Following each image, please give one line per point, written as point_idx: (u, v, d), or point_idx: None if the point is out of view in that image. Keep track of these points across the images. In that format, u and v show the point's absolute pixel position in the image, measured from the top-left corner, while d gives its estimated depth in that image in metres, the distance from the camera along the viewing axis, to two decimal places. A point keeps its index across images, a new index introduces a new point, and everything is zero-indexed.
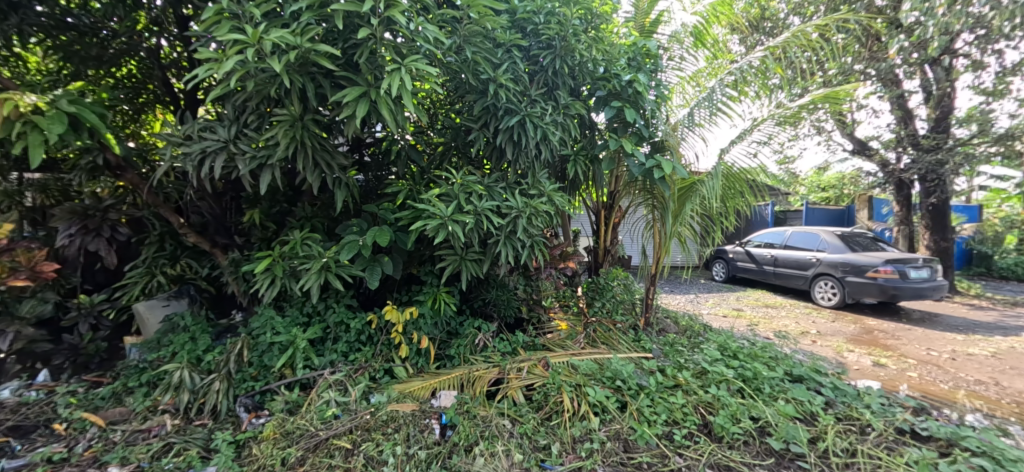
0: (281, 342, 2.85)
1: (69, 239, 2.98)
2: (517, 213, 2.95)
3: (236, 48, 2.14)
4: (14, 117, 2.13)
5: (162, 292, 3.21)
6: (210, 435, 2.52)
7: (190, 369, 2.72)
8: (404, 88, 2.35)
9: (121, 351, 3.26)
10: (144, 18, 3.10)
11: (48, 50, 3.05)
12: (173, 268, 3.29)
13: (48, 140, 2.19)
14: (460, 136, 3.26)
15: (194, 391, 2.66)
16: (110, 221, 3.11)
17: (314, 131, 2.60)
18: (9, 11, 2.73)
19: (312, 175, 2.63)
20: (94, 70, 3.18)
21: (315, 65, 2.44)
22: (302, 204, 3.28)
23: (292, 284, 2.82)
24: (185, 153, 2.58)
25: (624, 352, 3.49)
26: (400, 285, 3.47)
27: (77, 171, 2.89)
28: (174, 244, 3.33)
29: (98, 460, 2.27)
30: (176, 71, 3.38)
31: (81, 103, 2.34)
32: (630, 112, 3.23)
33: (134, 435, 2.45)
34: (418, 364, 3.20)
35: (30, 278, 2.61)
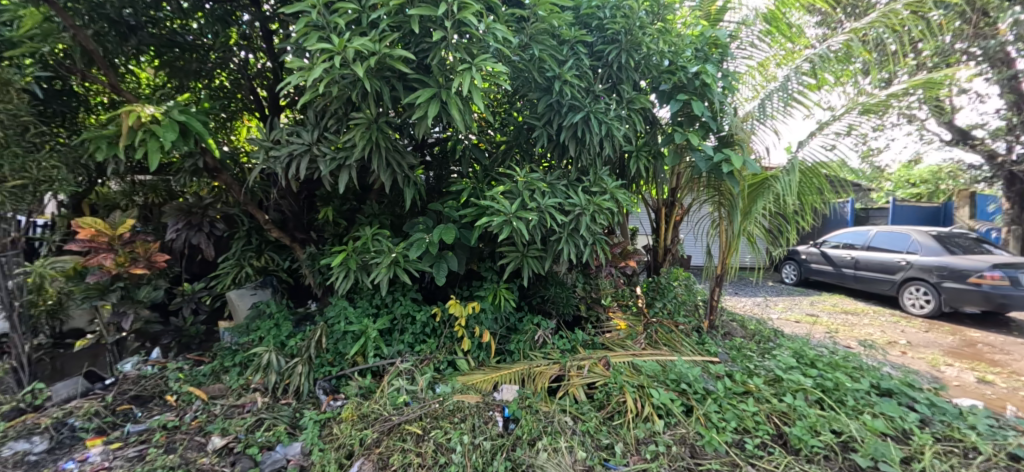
0: (354, 331, 3.03)
1: (177, 233, 3.34)
2: (580, 211, 2.95)
3: (323, 56, 2.31)
4: (137, 126, 2.42)
5: (249, 282, 3.51)
6: (294, 413, 2.74)
7: (276, 352, 2.95)
8: (474, 89, 2.44)
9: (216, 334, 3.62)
10: (235, 34, 3.43)
11: (156, 66, 3.41)
12: (258, 261, 3.57)
13: (164, 146, 2.47)
14: (522, 134, 3.29)
15: (280, 373, 2.90)
16: (209, 217, 3.45)
17: (387, 133, 2.75)
18: (128, 34, 3.09)
19: (385, 174, 2.80)
20: (194, 83, 3.51)
21: (389, 69, 2.56)
22: (371, 202, 3.46)
23: (364, 277, 2.99)
24: (274, 155, 2.82)
25: (689, 355, 3.37)
26: (461, 280, 3.57)
27: (182, 174, 3.21)
28: (260, 238, 3.63)
29: (203, 429, 2.55)
30: (261, 81, 3.65)
31: (189, 112, 2.62)
32: (698, 104, 3.11)
33: (230, 410, 2.71)
34: (480, 358, 3.28)
35: (148, 267, 2.99)
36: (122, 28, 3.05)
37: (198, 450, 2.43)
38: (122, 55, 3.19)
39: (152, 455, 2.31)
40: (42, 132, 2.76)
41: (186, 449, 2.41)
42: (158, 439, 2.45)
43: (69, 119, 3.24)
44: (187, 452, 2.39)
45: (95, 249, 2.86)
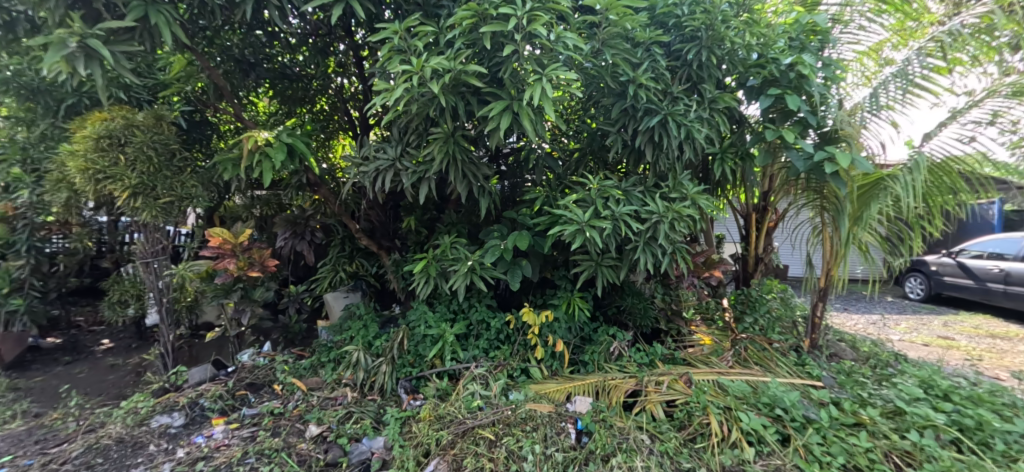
0: (433, 335, 3.17)
1: (285, 241, 3.79)
2: (658, 218, 2.82)
3: (404, 77, 2.47)
4: (254, 149, 2.79)
5: (343, 285, 3.84)
6: (379, 409, 2.94)
7: (364, 351, 3.19)
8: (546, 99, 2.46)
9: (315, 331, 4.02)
10: (333, 63, 3.79)
11: (271, 96, 3.91)
12: (350, 266, 3.87)
13: (274, 165, 2.82)
14: (596, 141, 3.24)
15: (367, 370, 3.13)
16: (310, 227, 3.84)
17: (463, 145, 2.87)
18: (249, 70, 3.57)
19: (461, 184, 2.92)
20: (300, 109, 3.97)
21: (465, 85, 2.67)
22: (449, 211, 3.62)
23: (443, 283, 3.13)
24: (363, 170, 3.07)
25: (785, 377, 3.04)
26: (535, 288, 3.59)
27: (290, 189, 3.62)
28: (352, 246, 3.95)
29: (302, 417, 2.82)
30: (354, 103, 3.99)
31: (295, 135, 2.97)
32: (793, 98, 2.83)
33: (325, 401, 2.98)
34: (553, 367, 3.26)
35: (262, 270, 3.39)
36: (244, 65, 3.53)
37: (299, 435, 2.68)
38: (245, 88, 3.70)
39: (262, 437, 2.60)
40: (186, 157, 3.27)
41: (288, 434, 2.67)
42: (267, 423, 2.75)
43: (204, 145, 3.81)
44: (289, 436, 2.66)
45: (223, 255, 3.33)
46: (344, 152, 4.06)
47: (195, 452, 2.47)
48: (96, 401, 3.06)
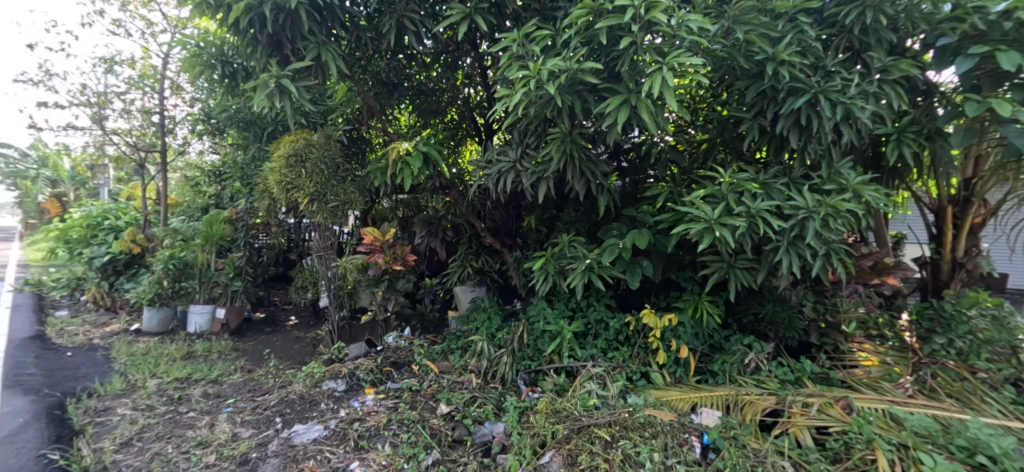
0: (551, 331, 3.26)
1: (423, 239, 4.25)
2: (807, 214, 2.41)
3: (521, 82, 2.52)
4: (397, 159, 3.18)
5: (470, 280, 4.10)
6: (500, 396, 3.08)
7: (487, 341, 3.40)
8: (668, 90, 2.27)
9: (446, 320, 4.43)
10: (461, 75, 4.08)
11: (410, 111, 4.39)
12: (476, 262, 4.15)
13: (413, 172, 3.17)
14: (728, 129, 2.92)
15: (490, 360, 3.32)
16: (443, 226, 4.25)
17: (581, 144, 2.83)
18: (393, 90, 4.10)
19: (579, 183, 2.90)
20: (433, 120, 4.40)
21: (581, 83, 2.65)
22: (568, 210, 3.65)
23: (561, 281, 3.17)
24: (488, 173, 3.26)
25: (998, 417, 2.32)
26: (657, 289, 3.43)
27: (427, 192, 4.03)
28: (478, 244, 4.24)
29: (434, 396, 3.10)
30: (480, 110, 4.25)
31: (430, 144, 3.30)
32: (1008, 56, 2.11)
33: (454, 384, 3.24)
34: (677, 374, 3.06)
35: (404, 264, 3.87)
36: (389, 86, 4.08)
37: (431, 411, 2.95)
38: (390, 106, 4.23)
39: (402, 408, 2.94)
40: (347, 168, 3.88)
41: (423, 409, 2.96)
42: (406, 397, 3.10)
43: (361, 158, 4.47)
44: (422, 411, 2.93)
45: (375, 250, 3.88)
46: (471, 157, 4.33)
47: (353, 413, 2.89)
48: (286, 364, 3.83)
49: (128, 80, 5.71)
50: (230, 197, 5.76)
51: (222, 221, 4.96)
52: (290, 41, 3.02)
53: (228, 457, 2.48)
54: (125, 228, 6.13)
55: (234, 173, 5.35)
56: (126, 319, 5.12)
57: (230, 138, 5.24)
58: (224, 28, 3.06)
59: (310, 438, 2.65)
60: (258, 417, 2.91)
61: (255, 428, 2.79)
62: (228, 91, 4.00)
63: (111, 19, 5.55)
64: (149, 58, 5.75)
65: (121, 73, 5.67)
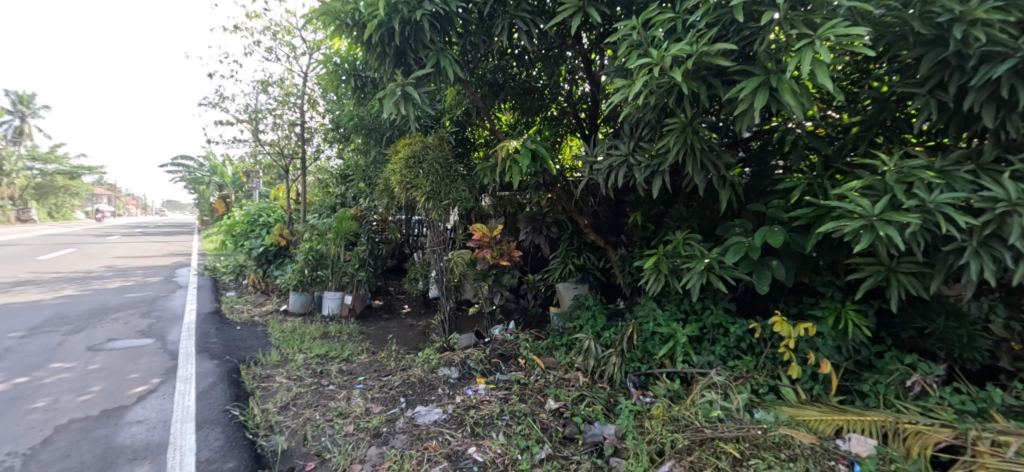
0: (663, 333, 3.09)
1: (526, 235, 4.24)
2: (1007, 208, 1.96)
3: (642, 71, 2.40)
4: (506, 157, 3.26)
5: (572, 277, 4.03)
6: (610, 398, 2.99)
7: (594, 340, 3.32)
8: (821, 66, 2.02)
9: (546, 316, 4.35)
10: (563, 72, 4.07)
11: (514, 110, 4.45)
12: (578, 259, 4.08)
13: (522, 169, 3.22)
14: (888, 109, 2.50)
15: (598, 359, 3.24)
16: (548, 222, 4.21)
17: (704, 134, 2.62)
18: (499, 90, 4.19)
19: (700, 176, 2.68)
20: (537, 117, 4.40)
21: (707, 68, 2.45)
22: (679, 205, 3.44)
23: (675, 281, 2.98)
24: (596, 168, 3.15)
25: None
26: (788, 294, 3.07)
27: (530, 188, 4.02)
28: (579, 241, 4.15)
29: (542, 391, 3.11)
30: (584, 105, 4.19)
31: (538, 142, 3.32)
32: None
33: (561, 380, 3.23)
34: (814, 391, 2.70)
35: (509, 260, 3.95)
36: (496, 87, 4.16)
37: (540, 405, 2.96)
38: (496, 106, 4.33)
39: (513, 400, 2.99)
40: (457, 167, 4.06)
41: (532, 403, 2.98)
42: (516, 389, 3.16)
43: (467, 157, 4.64)
44: (533, 405, 2.96)
45: (484, 245, 4.01)
46: (573, 153, 4.27)
47: (467, 401, 3.02)
48: (404, 349, 4.14)
49: (277, 98, 6.63)
50: (355, 197, 6.38)
51: (350, 218, 5.51)
52: (413, 51, 3.24)
53: (364, 429, 2.74)
54: (274, 225, 7.14)
55: (358, 175, 5.93)
56: (276, 301, 5.95)
57: (355, 144, 5.82)
58: (358, 44, 3.38)
59: (431, 420, 2.83)
60: (385, 396, 3.18)
61: (384, 405, 3.05)
62: (358, 101, 4.42)
63: (265, 47, 6.49)
64: (293, 78, 6.62)
65: (272, 92, 6.60)
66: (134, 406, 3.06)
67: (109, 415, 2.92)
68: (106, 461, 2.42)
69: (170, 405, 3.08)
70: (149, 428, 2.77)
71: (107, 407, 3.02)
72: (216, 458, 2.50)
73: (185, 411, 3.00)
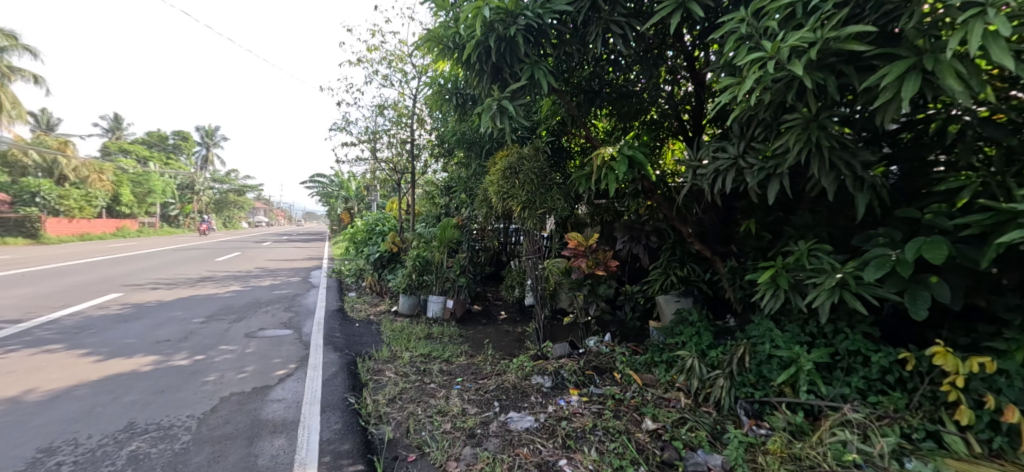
0: (782, 358, 2.71)
1: (624, 245, 3.92)
2: None
3: (754, 66, 2.16)
4: (601, 164, 3.20)
5: (674, 290, 3.76)
6: (715, 424, 2.71)
7: (699, 359, 3.03)
8: (995, 40, 1.64)
9: (646, 331, 4.08)
10: (664, 72, 3.85)
11: (609, 116, 4.30)
12: (681, 270, 3.81)
13: (618, 177, 3.11)
14: None
15: (702, 380, 2.95)
16: (647, 232, 3.87)
17: (833, 130, 2.27)
18: (593, 98, 4.05)
19: (828, 178, 2.32)
20: (634, 122, 4.19)
21: (836, 55, 2.13)
22: (802, 211, 3.02)
23: (798, 299, 2.61)
24: (701, 173, 2.88)
25: None
26: (954, 320, 2.50)
27: (628, 196, 3.83)
28: (683, 251, 3.86)
29: (638, 409, 2.93)
30: (688, 106, 3.91)
31: (635, 148, 3.20)
32: None
33: (660, 400, 3.01)
34: (995, 446, 2.12)
35: (606, 270, 3.81)
36: (590, 94, 4.03)
37: (636, 425, 2.78)
38: (591, 114, 4.22)
39: (606, 415, 2.85)
40: (553, 177, 4.06)
41: (628, 421, 2.81)
42: (610, 404, 3.01)
43: (563, 167, 4.60)
44: (628, 423, 2.79)
45: (578, 254, 3.92)
46: (675, 158, 4.00)
47: (559, 411, 2.95)
48: (499, 354, 4.21)
49: (391, 119, 7.27)
50: (458, 207, 6.71)
51: (452, 227, 5.81)
52: (508, 66, 3.31)
53: (460, 428, 2.82)
54: (387, 233, 7.81)
55: (460, 186, 6.23)
56: (388, 303, 6.47)
57: (458, 158, 6.13)
58: (459, 65, 3.57)
59: (523, 427, 2.81)
60: (480, 398, 3.24)
61: (479, 407, 3.11)
62: (460, 117, 4.66)
63: (382, 74, 7.18)
64: (405, 100, 7.21)
65: (387, 114, 7.26)
66: (276, 386, 3.52)
67: (257, 392, 3.40)
68: (253, 431, 2.80)
69: (302, 387, 3.50)
70: (286, 406, 3.16)
71: (256, 385, 3.53)
72: (335, 438, 2.75)
73: (313, 394, 3.38)
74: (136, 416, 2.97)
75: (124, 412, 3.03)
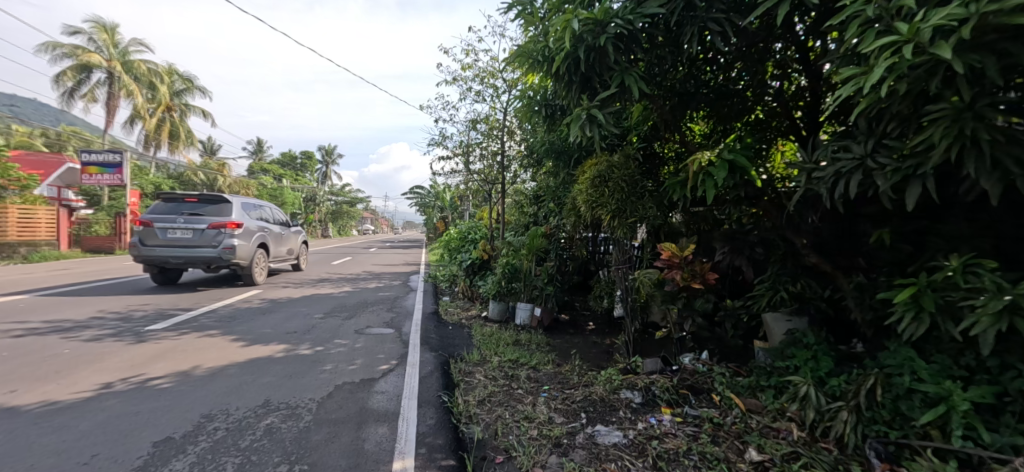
0: (927, 394, 2.29)
1: (723, 255, 3.70)
2: None
3: (885, 53, 1.88)
4: (698, 171, 3.01)
5: (785, 307, 3.35)
6: (836, 463, 2.36)
7: (816, 388, 2.67)
8: None
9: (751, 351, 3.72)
10: (771, 66, 3.55)
11: (706, 118, 4.02)
12: (793, 286, 3.40)
13: (717, 183, 2.90)
14: None
15: (820, 412, 2.59)
16: (751, 242, 3.63)
17: (994, 121, 1.89)
18: (689, 101, 3.80)
19: (988, 180, 1.92)
20: (736, 123, 3.88)
21: (997, 32, 1.78)
22: (953, 219, 2.55)
23: (950, 325, 2.19)
24: (817, 177, 2.54)
25: None
26: None
27: (728, 204, 3.54)
28: (796, 264, 3.45)
29: (740, 437, 2.67)
30: (801, 102, 3.55)
31: (736, 151, 2.98)
32: None
33: (767, 429, 2.71)
34: None
35: (703, 283, 3.54)
36: (685, 97, 3.78)
37: (738, 454, 2.53)
38: (687, 117, 3.99)
39: (704, 439, 2.63)
40: (644, 185, 3.93)
41: (728, 448, 2.57)
42: (707, 428, 2.78)
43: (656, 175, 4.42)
44: (729, 451, 2.54)
45: (672, 266, 3.67)
46: (786, 160, 3.62)
47: (650, 430, 2.79)
48: (587, 365, 4.11)
49: (483, 132, 7.55)
50: (546, 216, 6.74)
51: (541, 235, 5.83)
52: (597, 74, 3.24)
53: (546, 436, 2.79)
54: (479, 241, 8.09)
55: (548, 195, 6.25)
56: (479, 308, 6.68)
57: (546, 167, 6.16)
58: (548, 77, 3.60)
59: (611, 442, 2.70)
60: (567, 408, 3.19)
61: (565, 417, 3.06)
62: (549, 128, 4.69)
63: (475, 90, 7.50)
64: (496, 113, 7.45)
65: (480, 128, 7.55)
66: (380, 379, 3.80)
67: (365, 383, 3.70)
68: (360, 418, 3.04)
69: (403, 382, 3.74)
70: (388, 398, 3.39)
71: (364, 377, 3.84)
72: (430, 432, 2.88)
73: (413, 389, 3.59)
74: (271, 395, 3.39)
75: (260, 391, 3.47)
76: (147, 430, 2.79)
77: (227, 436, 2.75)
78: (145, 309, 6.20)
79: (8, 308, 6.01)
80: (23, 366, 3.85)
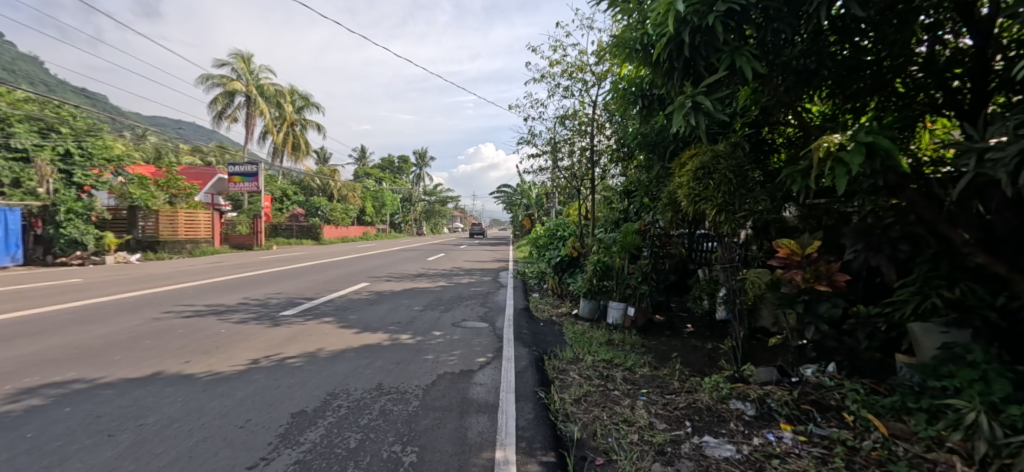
0: None
1: (855, 254, 3.19)
2: None
3: None
4: (826, 157, 2.65)
5: (938, 317, 2.80)
6: None
7: (989, 416, 2.19)
8: None
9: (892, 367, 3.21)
10: (917, 30, 3.04)
11: (829, 99, 3.54)
12: (950, 291, 2.79)
13: (850, 170, 2.52)
14: None
15: (994, 445, 2.13)
16: (891, 238, 3.08)
17: None
18: (810, 79, 3.33)
19: None
20: (870, 100, 3.37)
21: None
22: None
23: None
24: (993, 157, 2.07)
25: None
26: None
27: (861, 194, 3.04)
28: (953, 265, 2.85)
29: (883, 466, 2.29)
30: (960, 69, 2.99)
31: (876, 131, 2.58)
32: None
33: (918, 460, 2.29)
34: None
35: (830, 285, 3.15)
36: (805, 75, 3.32)
37: None
38: (805, 98, 3.55)
39: (836, 465, 2.30)
40: (754, 176, 3.58)
41: None
42: (839, 452, 2.44)
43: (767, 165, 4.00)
44: None
45: (789, 266, 3.32)
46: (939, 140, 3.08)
47: (768, 447, 2.52)
48: (688, 370, 3.85)
49: (572, 128, 7.43)
50: (639, 212, 6.44)
51: (634, 232, 5.58)
52: (703, 58, 2.99)
53: (648, 442, 2.65)
54: (568, 238, 7.99)
55: (639, 190, 5.97)
56: (570, 306, 6.60)
57: (637, 161, 5.89)
58: (646, 66, 3.41)
59: (722, 456, 2.47)
60: (670, 414, 3.00)
61: (668, 424, 2.87)
62: (645, 118, 4.45)
63: (563, 85, 7.39)
64: (584, 107, 7.29)
65: (568, 123, 7.44)
66: (478, 371, 3.89)
67: (464, 374, 3.82)
68: (462, 407, 3.13)
69: (500, 375, 3.79)
70: (487, 390, 3.46)
71: (462, 368, 3.96)
72: (529, 427, 2.88)
73: (510, 383, 3.63)
74: (382, 379, 3.63)
75: (373, 375, 3.73)
76: (286, 402, 3.13)
77: (349, 413, 2.99)
78: (276, 297, 7.05)
79: (178, 293, 7.19)
80: (190, 342, 4.56)
